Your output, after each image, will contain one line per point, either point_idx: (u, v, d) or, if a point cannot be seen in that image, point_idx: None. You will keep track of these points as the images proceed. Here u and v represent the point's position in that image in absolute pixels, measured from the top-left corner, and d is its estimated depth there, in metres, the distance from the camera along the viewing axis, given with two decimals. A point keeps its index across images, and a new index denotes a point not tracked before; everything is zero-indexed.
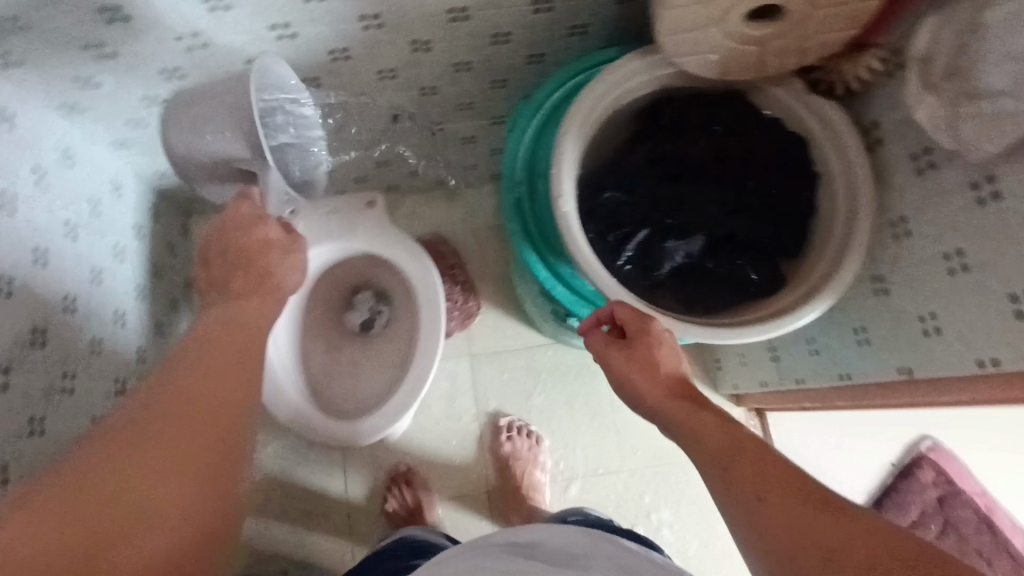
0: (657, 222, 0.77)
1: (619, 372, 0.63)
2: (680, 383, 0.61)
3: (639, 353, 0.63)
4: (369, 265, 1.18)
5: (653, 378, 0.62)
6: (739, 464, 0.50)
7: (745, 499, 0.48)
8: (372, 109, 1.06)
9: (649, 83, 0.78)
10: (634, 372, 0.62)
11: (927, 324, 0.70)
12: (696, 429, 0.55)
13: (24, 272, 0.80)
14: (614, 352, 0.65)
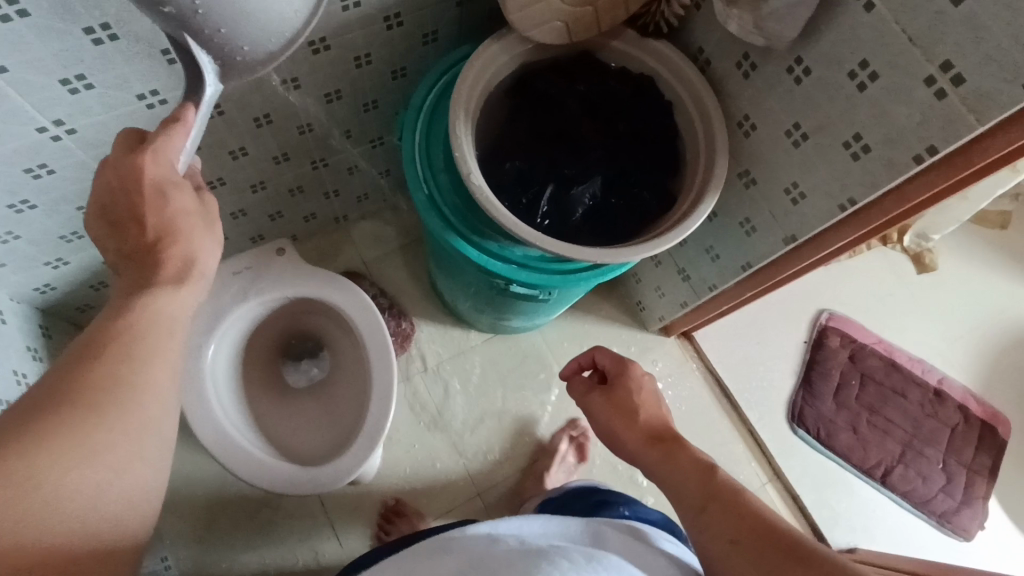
0: (559, 176, 0.87)
1: (605, 417, 0.79)
2: (648, 422, 0.76)
3: (619, 397, 0.79)
4: (295, 314, 1.18)
5: (627, 416, 0.78)
6: (714, 504, 0.63)
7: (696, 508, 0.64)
8: (255, 160, 1.07)
9: (511, 63, 0.87)
10: (610, 412, 0.79)
11: (793, 193, 0.85)
12: (675, 475, 0.68)
13: None
14: (598, 399, 0.80)
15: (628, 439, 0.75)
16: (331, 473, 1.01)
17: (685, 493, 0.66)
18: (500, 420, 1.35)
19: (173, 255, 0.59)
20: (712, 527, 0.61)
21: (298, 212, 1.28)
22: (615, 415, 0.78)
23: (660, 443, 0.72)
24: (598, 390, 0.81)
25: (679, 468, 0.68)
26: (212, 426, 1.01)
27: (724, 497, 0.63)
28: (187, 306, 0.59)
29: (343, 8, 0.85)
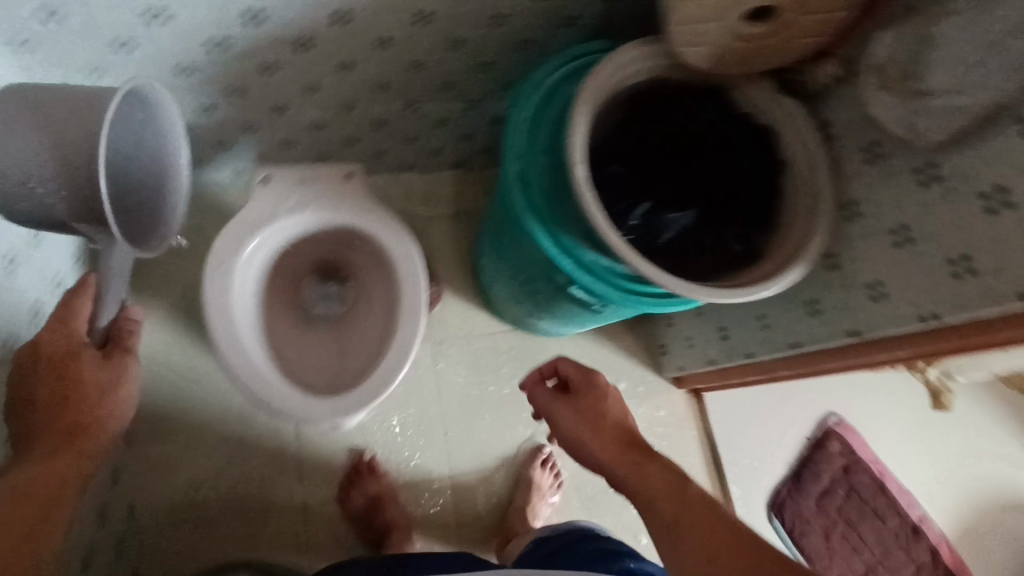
0: (658, 196, 0.86)
1: (571, 428, 0.76)
2: (620, 434, 0.74)
3: (583, 408, 0.77)
4: (339, 241, 1.16)
5: (597, 428, 0.75)
6: (688, 524, 0.62)
7: (673, 527, 0.63)
8: (356, 80, 1.06)
9: (647, 71, 0.86)
10: (575, 424, 0.76)
11: (875, 290, 0.84)
12: (643, 491, 0.68)
13: None
14: (563, 410, 0.78)
15: (596, 452, 0.74)
16: (323, 408, 1.00)
17: (655, 511, 0.65)
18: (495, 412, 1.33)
19: (69, 421, 0.69)
20: (683, 548, 0.61)
21: (372, 146, 1.27)
22: (583, 427, 0.76)
23: (626, 457, 0.71)
24: (563, 401, 0.78)
25: (647, 485, 0.67)
26: (228, 320, 0.99)
27: (693, 514, 0.63)
28: (77, 467, 0.67)
29: None
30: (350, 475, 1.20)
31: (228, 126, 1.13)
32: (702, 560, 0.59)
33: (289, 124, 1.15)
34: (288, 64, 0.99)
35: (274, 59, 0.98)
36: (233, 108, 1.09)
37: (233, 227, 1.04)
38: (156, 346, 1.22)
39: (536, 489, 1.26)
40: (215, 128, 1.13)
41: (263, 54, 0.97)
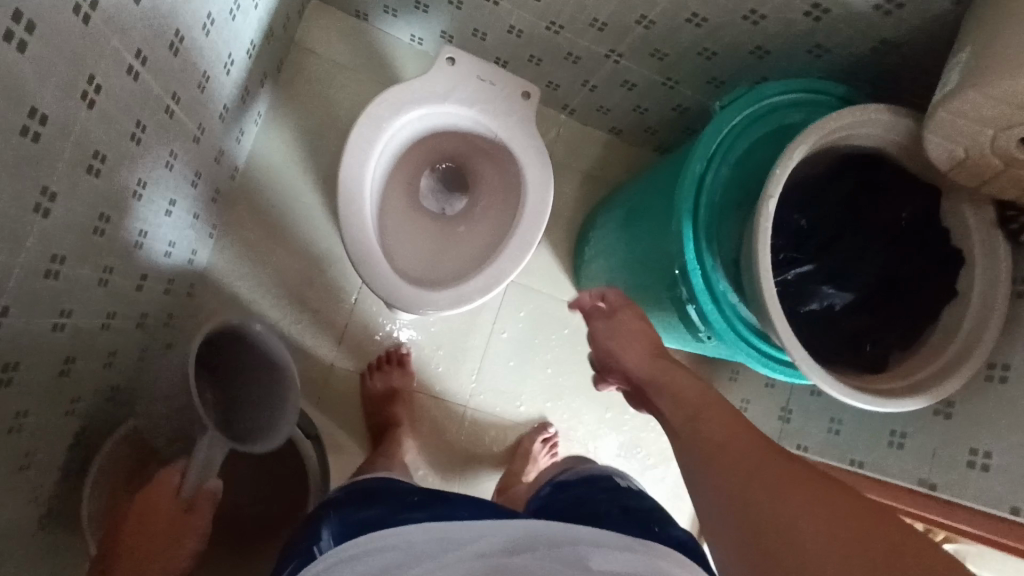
0: (824, 264, 0.82)
1: (609, 342, 0.76)
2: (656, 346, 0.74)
3: (628, 322, 0.77)
4: (482, 148, 1.15)
5: (636, 343, 0.75)
6: (707, 421, 0.60)
7: (696, 429, 0.60)
8: (580, 6, 1.03)
9: (876, 139, 0.80)
10: (614, 340, 0.76)
11: (977, 459, 0.80)
12: (674, 406, 0.65)
13: None
14: (603, 326, 0.78)
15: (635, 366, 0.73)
16: (405, 292, 1.01)
17: (685, 416, 0.63)
18: (532, 373, 1.35)
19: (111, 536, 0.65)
20: (717, 461, 0.55)
21: (551, 76, 1.25)
22: (624, 341, 0.75)
23: (658, 370, 0.70)
24: (606, 321, 0.78)
25: (682, 404, 0.64)
26: (360, 172, 1.00)
27: (736, 432, 0.57)
28: None
29: None
30: (381, 363, 1.24)
31: None
32: (716, 453, 0.56)
33: (491, 18, 1.14)
34: None
35: None
36: None
37: (402, 89, 1.03)
38: (277, 157, 1.25)
39: (532, 461, 1.26)
40: None
41: None
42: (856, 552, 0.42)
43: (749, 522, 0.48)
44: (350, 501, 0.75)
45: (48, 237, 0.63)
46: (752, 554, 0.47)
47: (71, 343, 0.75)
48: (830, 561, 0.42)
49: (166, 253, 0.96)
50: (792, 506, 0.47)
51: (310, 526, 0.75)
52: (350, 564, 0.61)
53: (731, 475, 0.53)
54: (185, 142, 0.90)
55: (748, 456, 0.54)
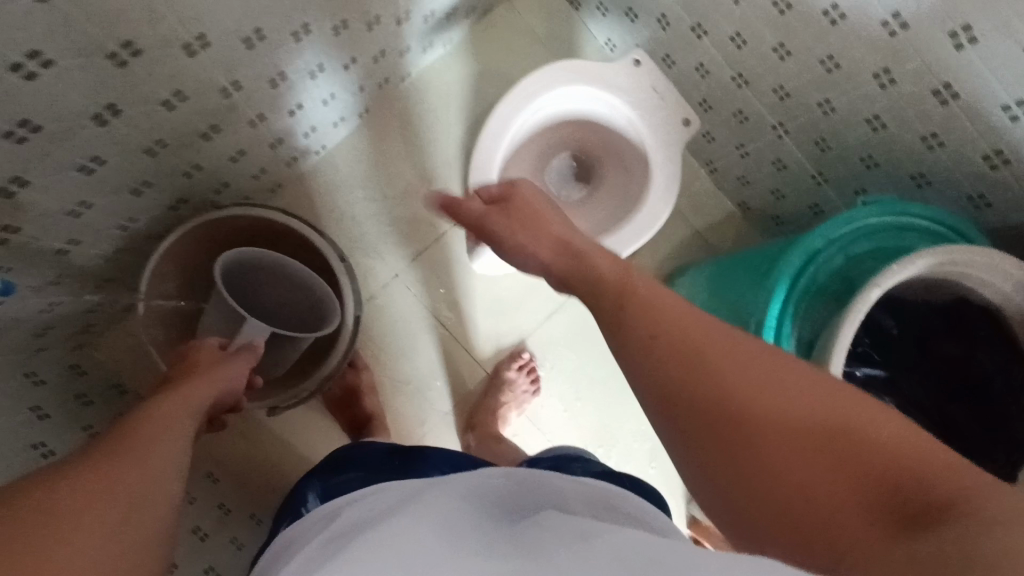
0: (892, 379, 0.82)
1: (502, 231, 0.79)
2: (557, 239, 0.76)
3: (516, 206, 0.79)
4: (623, 152, 1.20)
5: (533, 231, 0.77)
6: (661, 340, 0.57)
7: (655, 347, 0.57)
8: (774, 70, 1.06)
9: (1003, 296, 0.77)
10: (510, 232, 0.78)
11: None
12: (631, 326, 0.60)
13: None
14: (497, 216, 0.80)
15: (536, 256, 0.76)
16: None
17: (638, 340, 0.59)
18: (558, 381, 1.37)
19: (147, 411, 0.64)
20: (680, 397, 0.54)
21: (712, 126, 1.29)
22: (518, 229, 0.78)
23: (572, 263, 0.73)
24: (495, 212, 0.80)
25: (629, 345, 0.59)
26: (509, 116, 1.07)
27: (698, 364, 0.54)
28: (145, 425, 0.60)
29: (1003, 108, 0.81)
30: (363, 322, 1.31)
31: (653, 7, 1.19)
32: (681, 381, 0.54)
33: (688, 49, 1.19)
34: (747, 9, 1.01)
35: None
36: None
37: (579, 66, 1.09)
38: (442, 80, 1.34)
39: (508, 391, 1.29)
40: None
41: None
42: (841, 467, 0.46)
43: (733, 465, 0.50)
44: (328, 470, 0.83)
45: (263, 12, 0.71)
46: (728, 483, 0.51)
47: (223, 117, 0.83)
48: (816, 481, 0.47)
49: (323, 101, 1.05)
50: (771, 435, 0.49)
51: (297, 489, 0.82)
52: (367, 497, 0.64)
53: (700, 401, 0.53)
54: (387, 18, 0.99)
55: (717, 381, 0.52)
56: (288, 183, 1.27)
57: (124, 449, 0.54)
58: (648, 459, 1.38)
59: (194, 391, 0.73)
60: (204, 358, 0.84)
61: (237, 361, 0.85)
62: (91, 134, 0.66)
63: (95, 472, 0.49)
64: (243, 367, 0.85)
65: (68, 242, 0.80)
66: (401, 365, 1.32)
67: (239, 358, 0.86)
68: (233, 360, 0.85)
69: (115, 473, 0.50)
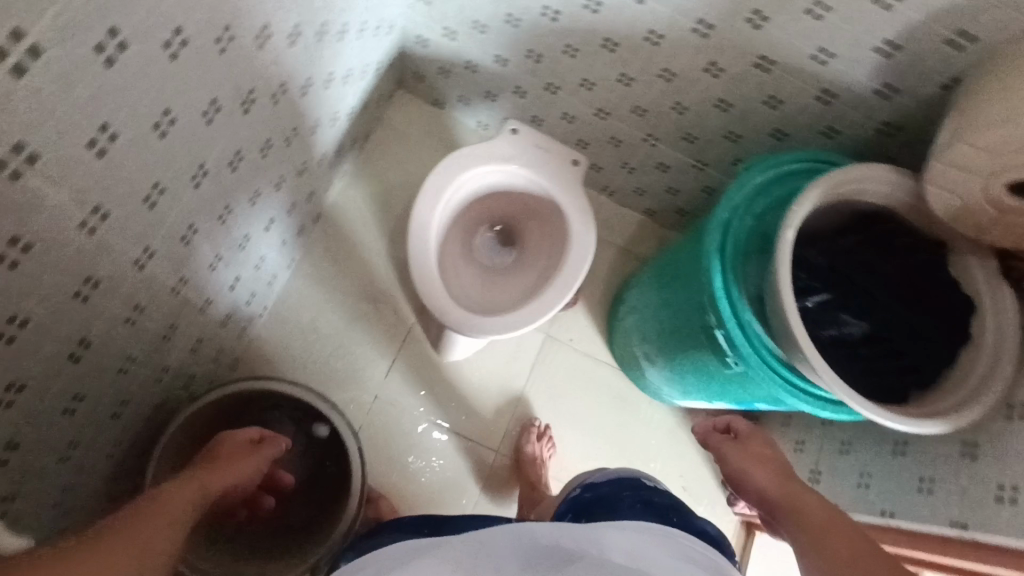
0: (840, 295, 0.90)
1: (732, 460, 0.86)
2: (775, 468, 0.83)
3: (749, 444, 0.87)
4: (536, 207, 1.32)
5: (758, 461, 0.84)
6: (824, 531, 0.69)
7: (812, 533, 0.69)
8: (627, 94, 1.22)
9: (884, 197, 0.92)
10: (736, 461, 0.86)
11: (1004, 493, 0.82)
12: (800, 514, 0.73)
13: (324, 33, 0.94)
14: (731, 447, 0.88)
15: (753, 480, 0.82)
16: (456, 314, 1.11)
17: (804, 527, 0.71)
18: (561, 429, 1.42)
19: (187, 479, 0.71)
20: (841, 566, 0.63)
21: (596, 157, 1.45)
22: (751, 459, 0.84)
23: (784, 485, 0.79)
24: (731, 444, 0.89)
25: (803, 514, 0.73)
26: (429, 212, 1.16)
27: (851, 544, 0.65)
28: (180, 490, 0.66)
29: (813, 56, 0.95)
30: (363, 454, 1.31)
31: (506, 81, 1.35)
32: (841, 554, 0.65)
33: (551, 104, 1.35)
34: (586, 56, 1.17)
35: (580, 46, 1.15)
36: (520, 70, 1.29)
37: (469, 152, 1.21)
38: (351, 210, 1.43)
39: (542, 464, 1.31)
40: (498, 78, 1.35)
41: (576, 39, 1.14)
42: None
43: None
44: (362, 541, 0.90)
45: (191, 208, 0.77)
46: None
47: (176, 314, 0.86)
48: None
49: (256, 266, 1.10)
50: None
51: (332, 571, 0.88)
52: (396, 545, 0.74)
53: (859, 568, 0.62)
54: (290, 175, 1.08)
55: (869, 556, 0.63)
56: (245, 352, 1.29)
57: (160, 510, 0.59)
58: (672, 466, 1.44)
59: (229, 475, 0.79)
60: (242, 440, 0.89)
61: (273, 446, 0.91)
62: (66, 375, 0.68)
63: (128, 525, 0.54)
64: (273, 454, 0.90)
65: (63, 488, 0.80)
66: (415, 477, 1.32)
67: (275, 446, 0.91)
68: (268, 447, 0.90)
69: (146, 532, 0.55)
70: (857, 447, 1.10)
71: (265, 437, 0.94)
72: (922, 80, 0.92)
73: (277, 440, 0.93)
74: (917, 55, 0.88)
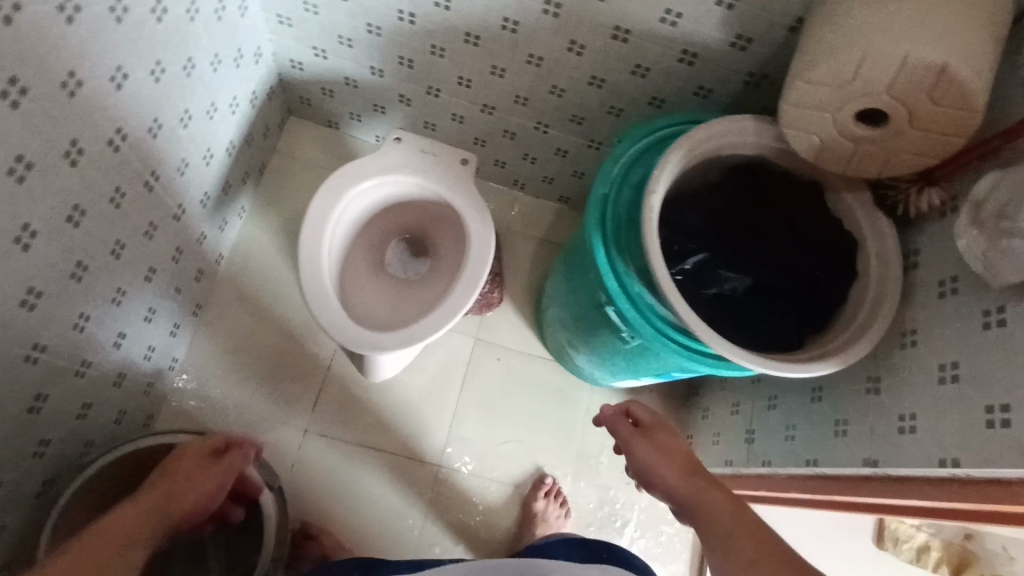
0: (716, 252, 0.88)
1: (643, 456, 0.84)
2: (685, 464, 0.81)
3: (655, 437, 0.85)
4: (438, 211, 1.30)
5: (667, 458, 0.82)
6: (735, 540, 0.68)
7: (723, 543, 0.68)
8: (503, 87, 1.20)
9: (754, 147, 0.90)
10: (647, 456, 0.84)
11: (905, 422, 0.81)
12: (709, 519, 0.72)
13: (160, 72, 0.92)
14: (639, 441, 0.86)
15: (666, 480, 0.80)
16: (358, 335, 1.09)
17: (715, 532, 0.70)
18: (502, 431, 1.41)
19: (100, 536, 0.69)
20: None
21: (495, 153, 1.44)
22: (658, 456, 0.83)
23: (695, 486, 0.78)
24: (637, 436, 0.86)
25: (716, 525, 0.71)
26: (320, 227, 1.13)
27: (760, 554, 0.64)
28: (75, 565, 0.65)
29: (662, 18, 0.94)
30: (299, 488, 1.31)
31: (388, 93, 1.33)
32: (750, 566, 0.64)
33: (436, 108, 1.33)
34: (453, 54, 1.14)
35: (444, 45, 1.13)
36: (396, 80, 1.27)
37: (353, 167, 1.18)
38: (257, 246, 1.41)
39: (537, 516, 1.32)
40: (380, 91, 1.33)
41: (437, 39, 1.12)
42: None
43: None
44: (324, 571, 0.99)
45: (21, 272, 0.74)
46: None
47: (43, 381, 0.85)
48: None
49: (144, 319, 1.10)
50: None
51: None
52: None
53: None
54: (163, 223, 1.06)
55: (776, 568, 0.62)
56: (161, 407, 1.28)
57: None
58: (618, 448, 1.43)
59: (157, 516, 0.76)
60: (191, 462, 0.86)
61: (228, 470, 0.87)
62: None
63: None
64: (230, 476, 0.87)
65: None
66: (355, 503, 1.32)
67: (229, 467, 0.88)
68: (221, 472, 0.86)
69: None
70: (784, 400, 1.09)
71: (231, 441, 0.92)
72: (770, 25, 0.91)
73: (239, 458, 0.89)
74: (757, 1, 0.88)
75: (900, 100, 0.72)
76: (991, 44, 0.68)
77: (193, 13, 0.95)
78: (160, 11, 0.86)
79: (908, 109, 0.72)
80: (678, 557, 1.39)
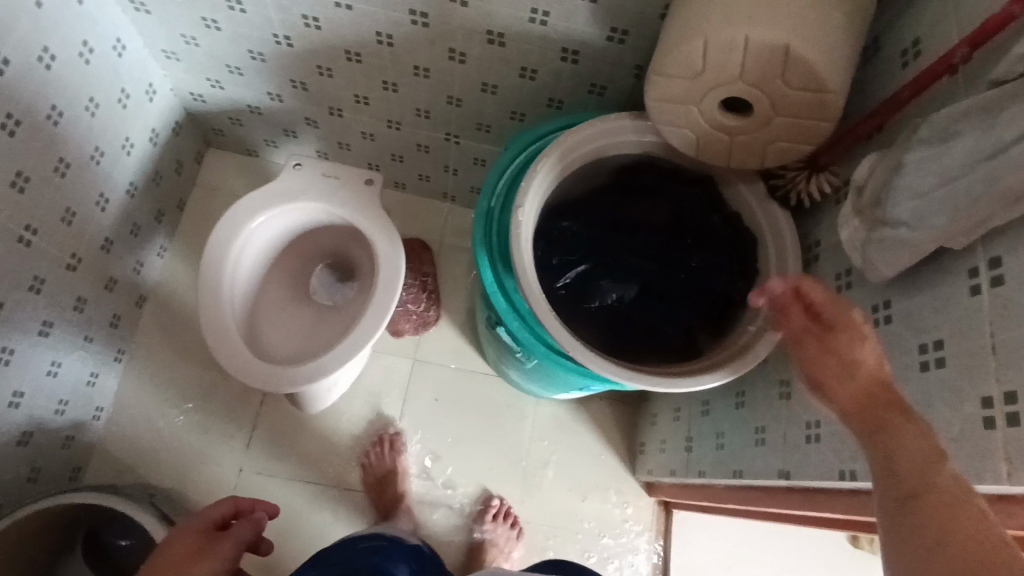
0: (597, 262, 0.85)
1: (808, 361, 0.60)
2: (871, 377, 0.55)
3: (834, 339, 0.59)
4: (353, 234, 1.26)
5: (839, 364, 0.57)
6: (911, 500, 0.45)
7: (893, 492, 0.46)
8: (401, 101, 1.15)
9: (635, 146, 0.85)
10: (811, 360, 0.60)
11: (812, 431, 0.74)
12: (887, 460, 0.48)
13: (16, 124, 0.89)
14: (801, 332, 0.62)
15: (836, 397, 0.56)
16: (261, 374, 1.06)
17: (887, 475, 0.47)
18: (444, 453, 1.36)
19: None
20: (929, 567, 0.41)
21: (416, 169, 1.39)
22: (827, 361, 0.58)
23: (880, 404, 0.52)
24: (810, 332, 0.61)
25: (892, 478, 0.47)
26: (218, 260, 1.10)
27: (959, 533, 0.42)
28: None
29: (531, 18, 0.90)
30: None
31: (294, 117, 1.29)
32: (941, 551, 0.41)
33: (345, 128, 1.29)
34: (340, 71, 1.10)
35: (330, 65, 1.09)
36: (297, 103, 1.23)
37: (252, 198, 1.14)
38: (182, 285, 1.38)
39: (490, 543, 1.27)
40: (285, 116, 1.29)
41: (321, 59, 1.08)
42: None
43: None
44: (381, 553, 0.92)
45: None
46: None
47: None
48: None
49: (48, 372, 1.08)
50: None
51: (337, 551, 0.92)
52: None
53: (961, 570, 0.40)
54: (55, 271, 1.04)
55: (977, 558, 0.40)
56: (90, 458, 1.25)
57: None
58: (567, 462, 1.38)
59: None
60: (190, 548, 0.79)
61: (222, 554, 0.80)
62: None
63: None
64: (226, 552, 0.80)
65: None
66: (293, 541, 1.27)
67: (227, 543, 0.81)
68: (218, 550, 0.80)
69: None
70: (714, 408, 1.03)
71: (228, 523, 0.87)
72: (640, 15, 0.86)
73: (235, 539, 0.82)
74: None
75: (755, 87, 0.66)
76: (838, 17, 0.62)
77: (50, 58, 0.92)
78: (1, 61, 0.84)
79: (765, 94, 0.66)
80: (638, 571, 1.33)
